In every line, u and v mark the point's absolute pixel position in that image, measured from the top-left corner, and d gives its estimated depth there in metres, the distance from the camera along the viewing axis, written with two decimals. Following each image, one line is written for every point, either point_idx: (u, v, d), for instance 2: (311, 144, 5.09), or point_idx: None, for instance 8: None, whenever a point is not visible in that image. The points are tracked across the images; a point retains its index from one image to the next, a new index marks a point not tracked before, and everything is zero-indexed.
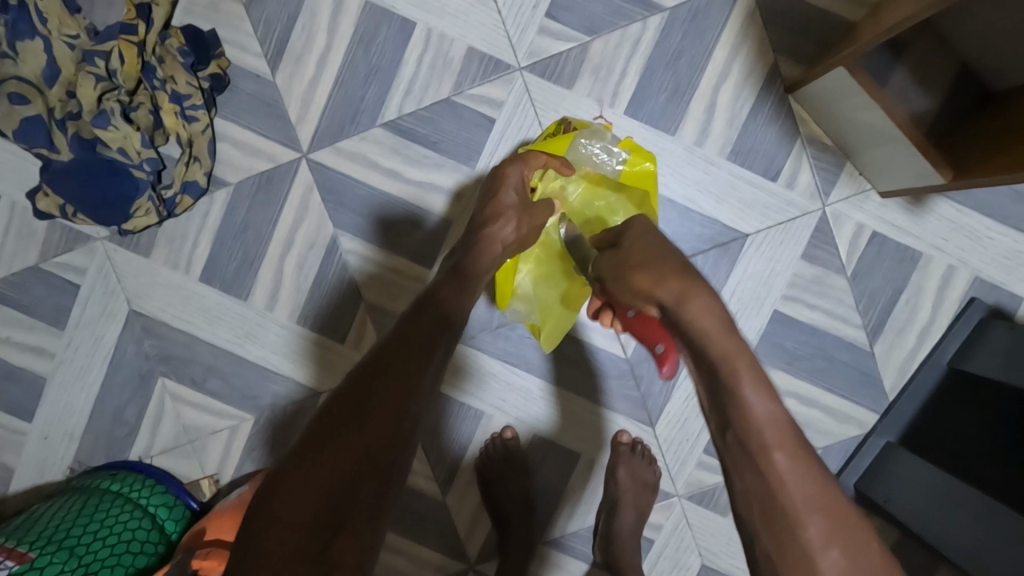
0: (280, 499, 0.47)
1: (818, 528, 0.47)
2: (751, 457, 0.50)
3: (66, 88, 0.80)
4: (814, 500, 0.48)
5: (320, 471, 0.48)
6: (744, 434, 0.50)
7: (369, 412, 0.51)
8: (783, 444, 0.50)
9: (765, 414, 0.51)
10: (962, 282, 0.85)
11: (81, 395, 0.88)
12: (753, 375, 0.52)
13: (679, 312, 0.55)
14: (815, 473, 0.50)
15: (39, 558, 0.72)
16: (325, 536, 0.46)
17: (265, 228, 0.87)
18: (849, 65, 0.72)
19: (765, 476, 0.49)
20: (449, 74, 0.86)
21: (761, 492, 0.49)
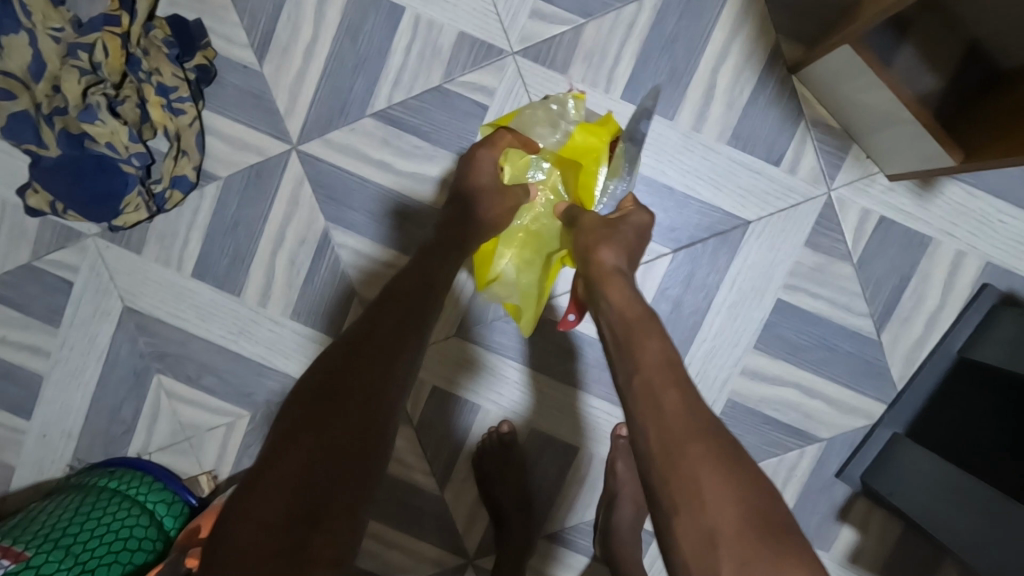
0: (252, 496, 0.44)
1: (738, 543, 0.43)
2: (668, 459, 0.47)
3: (51, 83, 0.78)
4: (736, 501, 0.44)
5: (296, 461, 0.45)
6: (662, 434, 0.48)
7: (345, 398, 0.49)
8: (704, 445, 0.47)
9: (684, 410, 0.49)
10: (972, 269, 0.82)
11: (77, 393, 0.88)
12: (672, 374, 0.52)
13: (621, 313, 0.58)
14: (739, 486, 0.45)
15: (35, 557, 0.72)
16: (301, 531, 0.43)
17: (256, 223, 0.86)
18: (852, 45, 0.69)
19: (683, 482, 0.46)
20: (439, 62, 0.84)
21: (681, 499, 0.45)
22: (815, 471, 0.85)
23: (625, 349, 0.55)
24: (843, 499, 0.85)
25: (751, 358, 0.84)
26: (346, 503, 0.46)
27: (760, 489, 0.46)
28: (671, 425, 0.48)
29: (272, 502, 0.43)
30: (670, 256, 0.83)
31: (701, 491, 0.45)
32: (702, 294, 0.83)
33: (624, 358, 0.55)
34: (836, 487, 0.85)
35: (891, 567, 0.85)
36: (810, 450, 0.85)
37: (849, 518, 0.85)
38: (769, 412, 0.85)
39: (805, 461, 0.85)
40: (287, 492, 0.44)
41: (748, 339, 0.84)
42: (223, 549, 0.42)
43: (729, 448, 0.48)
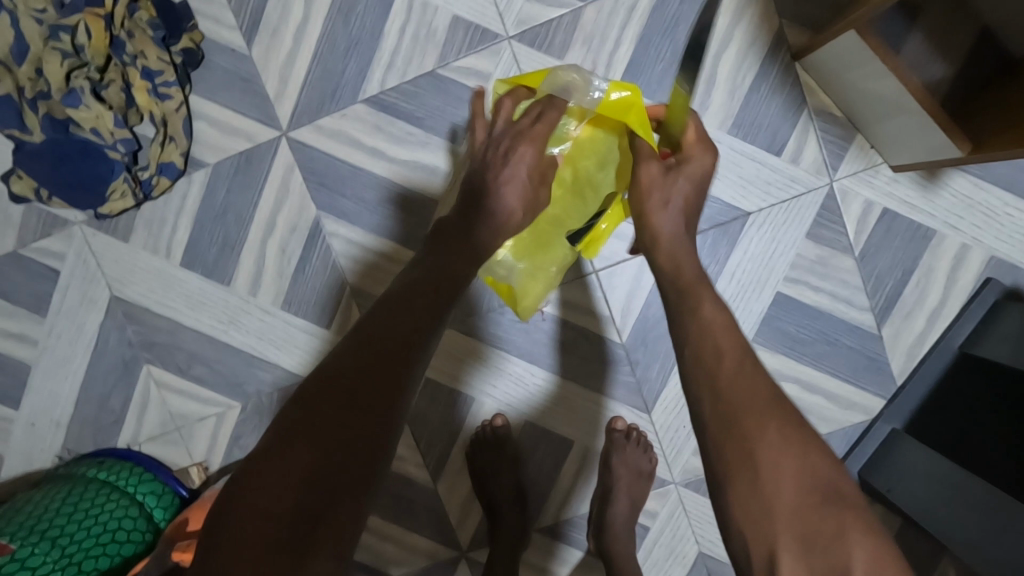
0: (242, 508, 0.44)
1: (793, 512, 0.45)
2: (727, 430, 0.49)
3: (34, 65, 0.76)
4: (793, 472, 0.47)
5: (292, 460, 0.45)
6: (724, 406, 0.50)
7: (349, 392, 0.48)
8: (766, 419, 0.49)
9: (746, 383, 0.51)
10: (976, 262, 0.80)
11: (66, 383, 0.86)
12: (737, 351, 0.54)
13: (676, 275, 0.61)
14: (799, 459, 0.47)
15: (20, 550, 0.70)
16: (308, 526, 0.44)
17: (246, 210, 0.84)
18: (858, 30, 0.67)
19: (742, 451, 0.48)
20: (433, 45, 0.81)
21: (739, 468, 0.48)
22: None
23: (681, 326, 0.57)
24: None
25: None
26: (346, 498, 0.46)
27: (823, 462, 0.47)
28: (731, 398, 0.50)
29: (267, 506, 0.43)
30: None
31: (760, 460, 0.47)
32: None
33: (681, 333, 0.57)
34: None
35: None
36: None
37: None
38: None
39: None
40: (282, 493, 0.44)
41: (747, 332, 0.83)
42: (212, 563, 0.42)
43: (792, 421, 0.50)
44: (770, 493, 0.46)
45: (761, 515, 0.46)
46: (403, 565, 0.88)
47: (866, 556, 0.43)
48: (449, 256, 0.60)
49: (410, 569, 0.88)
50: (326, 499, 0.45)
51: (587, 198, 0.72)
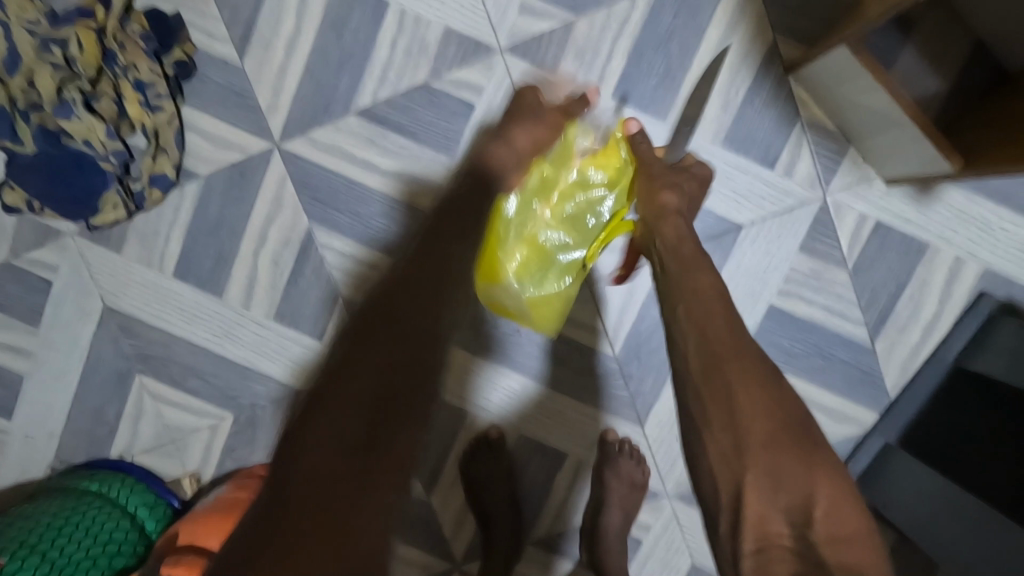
0: (312, 429, 0.47)
1: (764, 451, 0.49)
2: (711, 378, 0.52)
3: (27, 76, 0.75)
4: (769, 417, 0.50)
5: (355, 384, 0.49)
6: (708, 356, 0.52)
7: (395, 320, 0.54)
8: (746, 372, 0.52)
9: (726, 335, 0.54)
10: (970, 277, 0.80)
11: (58, 394, 0.86)
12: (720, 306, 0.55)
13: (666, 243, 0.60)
14: (773, 407, 0.51)
15: (9, 564, 0.70)
16: (371, 443, 0.47)
17: (238, 222, 0.84)
18: (850, 46, 0.66)
19: (722, 394, 0.51)
20: (426, 58, 0.81)
21: (718, 410, 0.51)
22: None
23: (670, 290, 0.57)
24: None
25: None
26: (412, 413, 0.50)
27: (792, 414, 0.51)
28: (714, 347, 0.53)
29: (345, 424, 0.47)
30: None
31: (744, 410, 0.50)
32: None
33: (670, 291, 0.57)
34: None
35: None
36: None
37: None
38: None
39: None
40: (352, 410, 0.48)
41: None
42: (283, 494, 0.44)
43: (767, 375, 0.52)
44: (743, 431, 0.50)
45: (734, 456, 0.49)
46: None
47: (824, 487, 0.48)
48: (466, 201, 0.65)
49: None
50: (395, 409, 0.49)
51: (583, 223, 0.74)
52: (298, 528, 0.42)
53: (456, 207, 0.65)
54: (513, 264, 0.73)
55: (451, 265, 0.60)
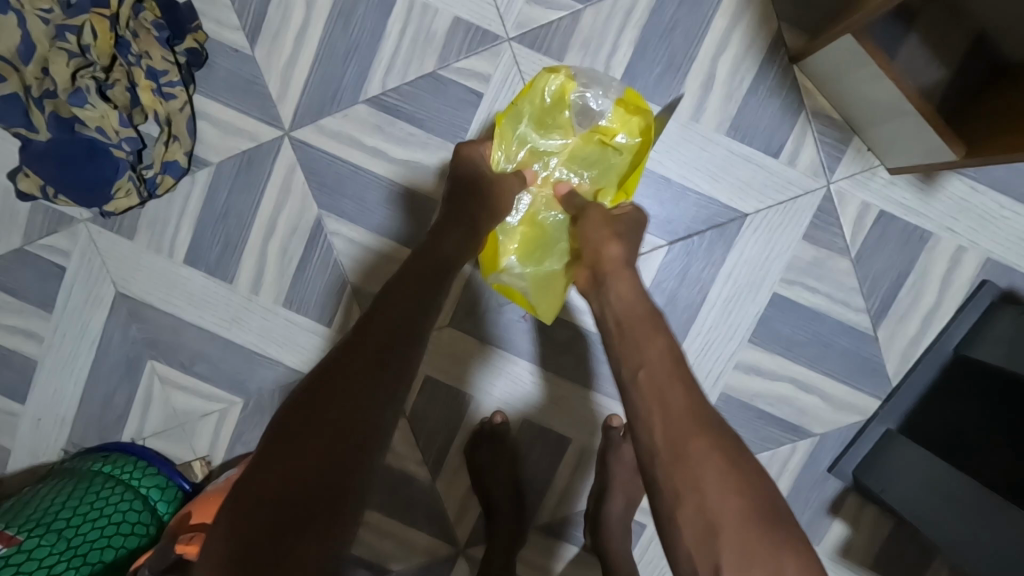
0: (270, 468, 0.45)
1: (740, 544, 0.44)
2: (672, 462, 0.48)
3: (41, 65, 0.76)
4: (743, 506, 0.46)
5: (322, 421, 0.47)
6: (667, 438, 0.49)
7: (365, 355, 0.52)
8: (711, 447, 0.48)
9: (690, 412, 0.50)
10: (972, 265, 0.81)
11: (70, 378, 0.88)
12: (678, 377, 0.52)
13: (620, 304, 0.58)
14: (745, 488, 0.47)
15: (26, 541, 0.72)
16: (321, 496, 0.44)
17: (247, 210, 0.85)
18: (853, 34, 0.67)
19: (686, 482, 0.47)
20: (434, 47, 0.82)
21: (685, 503, 0.46)
22: (808, 466, 0.85)
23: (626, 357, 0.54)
24: (834, 494, 0.85)
25: (745, 352, 0.83)
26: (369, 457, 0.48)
27: (761, 496, 0.47)
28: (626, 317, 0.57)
29: (301, 473, 0.44)
30: (665, 249, 0.82)
31: (718, 496, 0.46)
32: (697, 287, 0.83)
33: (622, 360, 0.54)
34: (828, 482, 0.85)
35: (879, 562, 0.85)
36: (802, 444, 0.85)
37: (839, 514, 0.85)
38: (763, 406, 0.84)
39: (797, 455, 0.85)
40: (312, 458, 0.45)
41: (743, 333, 0.83)
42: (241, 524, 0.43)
43: (731, 447, 0.49)
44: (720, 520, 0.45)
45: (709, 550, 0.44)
46: (401, 560, 0.89)
47: (794, 568, 0.44)
48: (454, 237, 0.65)
49: (408, 564, 0.89)
50: (355, 457, 0.47)
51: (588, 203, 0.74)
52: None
53: (445, 242, 0.64)
54: (513, 245, 0.75)
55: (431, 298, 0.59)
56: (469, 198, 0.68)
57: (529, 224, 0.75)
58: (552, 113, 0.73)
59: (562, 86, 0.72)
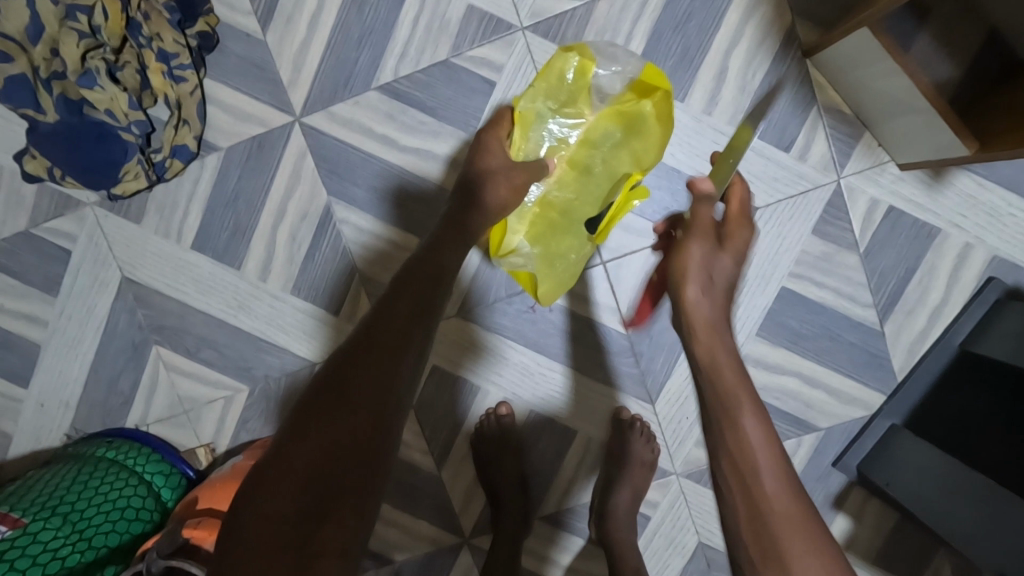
0: (270, 475, 0.46)
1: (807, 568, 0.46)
2: (745, 491, 0.50)
3: (50, 46, 0.75)
4: (810, 552, 0.47)
5: (288, 469, 0.46)
6: (741, 469, 0.51)
7: (368, 361, 0.52)
8: (779, 483, 0.51)
9: (764, 447, 0.52)
10: (978, 261, 0.81)
11: (75, 363, 0.87)
12: (755, 411, 0.53)
13: (696, 316, 0.58)
14: (814, 534, 0.48)
15: (32, 524, 0.71)
16: (319, 502, 0.45)
17: (257, 196, 0.85)
18: (870, 28, 0.67)
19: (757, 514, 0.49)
20: (447, 35, 0.82)
21: (757, 538, 0.48)
22: (813, 460, 0.85)
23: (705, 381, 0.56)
24: (838, 488, 0.85)
25: (752, 345, 0.84)
26: (349, 500, 0.46)
27: (829, 540, 0.49)
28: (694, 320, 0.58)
29: (266, 527, 0.43)
30: None
31: (788, 538, 0.48)
32: None
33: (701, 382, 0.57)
34: (832, 476, 0.85)
35: (882, 555, 0.85)
36: (807, 438, 0.85)
37: (843, 508, 0.85)
38: (770, 399, 0.85)
39: (802, 449, 0.85)
40: (281, 509, 0.44)
41: (750, 326, 0.84)
42: (240, 529, 0.44)
43: (786, 466, 0.52)
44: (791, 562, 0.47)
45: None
46: (405, 550, 0.89)
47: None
48: (446, 248, 0.62)
49: (412, 554, 0.89)
50: (327, 504, 0.45)
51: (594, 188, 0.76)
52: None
53: (431, 258, 0.61)
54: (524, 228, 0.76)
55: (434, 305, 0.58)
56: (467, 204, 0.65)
57: (540, 206, 0.76)
58: (570, 93, 0.73)
59: (583, 64, 0.72)
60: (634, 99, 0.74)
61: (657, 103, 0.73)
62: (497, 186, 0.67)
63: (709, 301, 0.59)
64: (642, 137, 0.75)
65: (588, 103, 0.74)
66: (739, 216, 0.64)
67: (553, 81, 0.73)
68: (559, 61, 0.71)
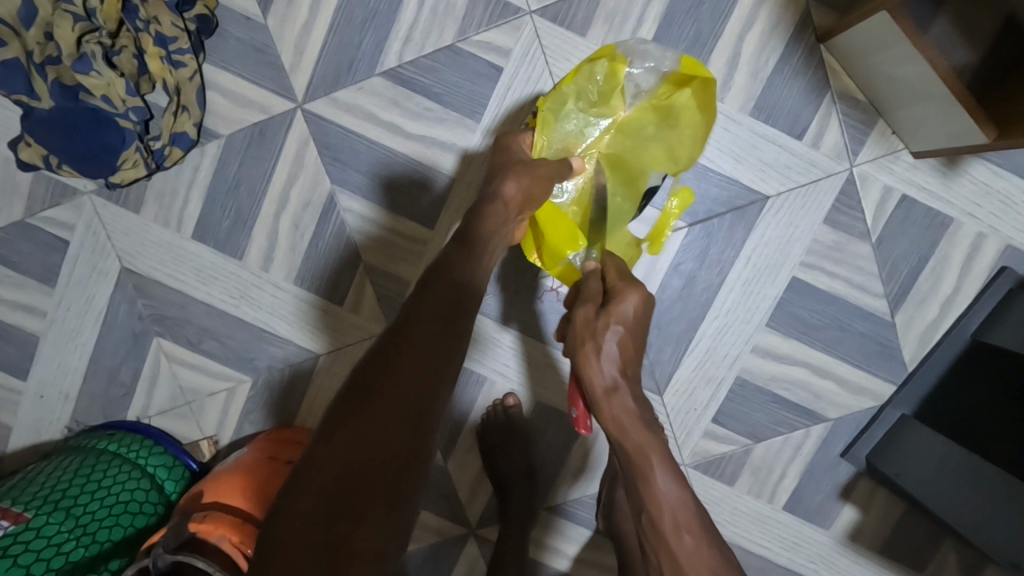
0: (298, 482, 0.46)
1: (703, 557, 0.51)
2: (665, 547, 0.52)
3: (43, 29, 0.72)
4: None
5: (317, 471, 0.46)
6: (660, 525, 0.52)
7: (398, 364, 0.51)
8: (700, 542, 0.52)
9: (682, 506, 0.53)
10: (992, 251, 0.80)
11: (74, 354, 0.86)
12: (667, 466, 0.54)
13: (598, 384, 0.57)
14: (707, 531, 0.53)
15: (34, 518, 0.70)
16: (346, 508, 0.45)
17: (259, 184, 0.83)
18: (890, 11, 0.65)
19: (675, 561, 0.51)
20: (453, 19, 0.80)
21: None
22: (821, 450, 0.85)
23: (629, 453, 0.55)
24: (846, 479, 0.85)
25: (761, 336, 0.83)
26: (380, 499, 0.46)
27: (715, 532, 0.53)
28: (590, 340, 0.58)
29: (299, 532, 0.43)
30: (685, 230, 0.82)
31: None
32: (716, 270, 0.82)
33: (617, 451, 0.56)
34: (841, 466, 0.85)
35: (889, 544, 0.85)
36: (816, 428, 0.85)
37: (850, 498, 0.85)
38: (778, 390, 0.84)
39: (810, 439, 0.85)
40: (313, 510, 0.44)
41: (760, 317, 0.83)
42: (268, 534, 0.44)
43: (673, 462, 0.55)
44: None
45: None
46: (411, 540, 0.89)
47: None
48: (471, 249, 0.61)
49: (418, 545, 0.89)
50: (359, 505, 0.45)
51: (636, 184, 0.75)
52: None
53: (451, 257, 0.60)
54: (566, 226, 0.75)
55: (462, 308, 0.57)
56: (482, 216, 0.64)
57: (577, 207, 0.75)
58: (601, 92, 0.73)
59: (612, 66, 0.72)
60: (669, 93, 0.73)
61: (694, 96, 0.71)
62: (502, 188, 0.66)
63: (607, 365, 0.57)
64: (678, 130, 0.73)
65: (621, 101, 0.74)
66: (621, 280, 0.62)
67: (582, 81, 0.72)
68: (587, 65, 0.71)
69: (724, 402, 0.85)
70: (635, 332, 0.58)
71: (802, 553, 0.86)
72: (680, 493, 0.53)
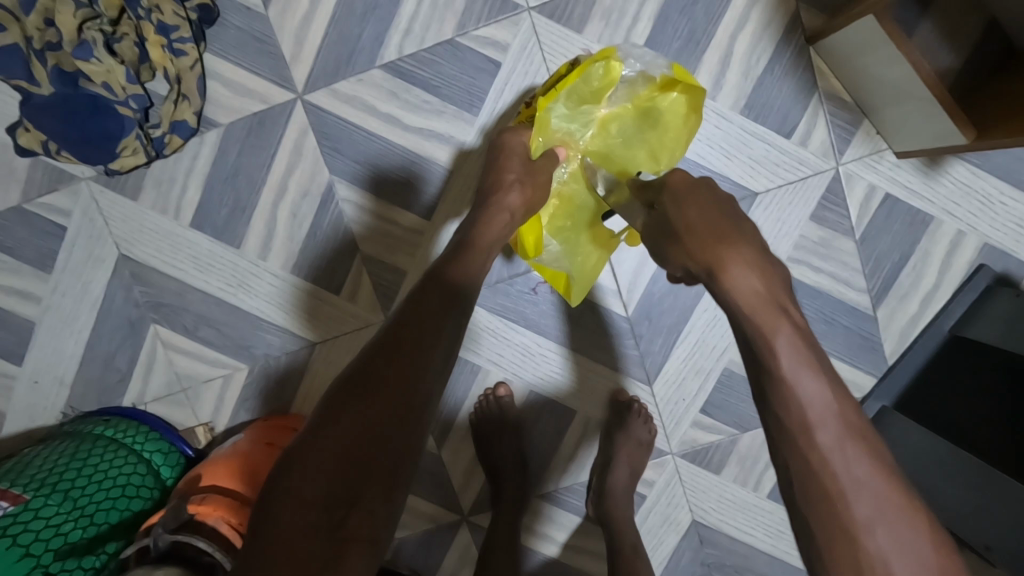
0: (295, 468, 0.47)
1: (853, 457, 0.43)
2: (796, 447, 0.45)
3: (43, 15, 0.73)
4: (866, 476, 0.43)
5: (315, 456, 0.47)
6: (787, 419, 0.45)
7: (397, 360, 0.52)
8: (842, 436, 0.44)
9: (818, 399, 0.45)
10: (971, 248, 0.83)
11: (70, 340, 0.86)
12: (800, 355, 0.47)
13: (701, 265, 0.53)
14: (850, 421, 0.45)
15: (33, 500, 0.71)
16: (341, 494, 0.46)
17: (258, 172, 0.84)
18: (876, 15, 0.68)
19: (811, 463, 0.44)
20: (453, 13, 0.81)
21: (810, 480, 0.44)
22: None
23: (755, 340, 0.48)
24: None
25: None
26: (377, 488, 0.47)
27: (864, 427, 0.45)
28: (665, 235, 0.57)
29: (298, 514, 0.44)
30: None
31: (856, 479, 0.43)
32: None
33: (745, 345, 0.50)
34: None
35: None
36: None
37: None
38: None
39: None
40: (312, 493, 0.45)
41: None
42: (268, 514, 0.45)
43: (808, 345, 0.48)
44: (850, 494, 0.42)
45: (877, 570, 0.41)
46: (404, 527, 0.90)
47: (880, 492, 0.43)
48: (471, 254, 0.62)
49: (412, 531, 0.90)
50: (355, 491, 0.46)
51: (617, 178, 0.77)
52: (271, 559, 0.42)
53: (450, 261, 0.61)
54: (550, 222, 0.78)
55: (460, 310, 0.57)
56: (482, 207, 0.66)
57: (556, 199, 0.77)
58: (594, 92, 0.71)
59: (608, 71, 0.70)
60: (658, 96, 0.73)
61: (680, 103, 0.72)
62: (503, 181, 0.67)
63: (710, 245, 0.53)
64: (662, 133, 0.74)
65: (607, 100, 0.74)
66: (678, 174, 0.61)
67: (575, 82, 0.70)
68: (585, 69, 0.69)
69: (711, 393, 0.87)
70: (712, 209, 0.57)
71: (785, 540, 0.89)
72: (825, 388, 0.46)
